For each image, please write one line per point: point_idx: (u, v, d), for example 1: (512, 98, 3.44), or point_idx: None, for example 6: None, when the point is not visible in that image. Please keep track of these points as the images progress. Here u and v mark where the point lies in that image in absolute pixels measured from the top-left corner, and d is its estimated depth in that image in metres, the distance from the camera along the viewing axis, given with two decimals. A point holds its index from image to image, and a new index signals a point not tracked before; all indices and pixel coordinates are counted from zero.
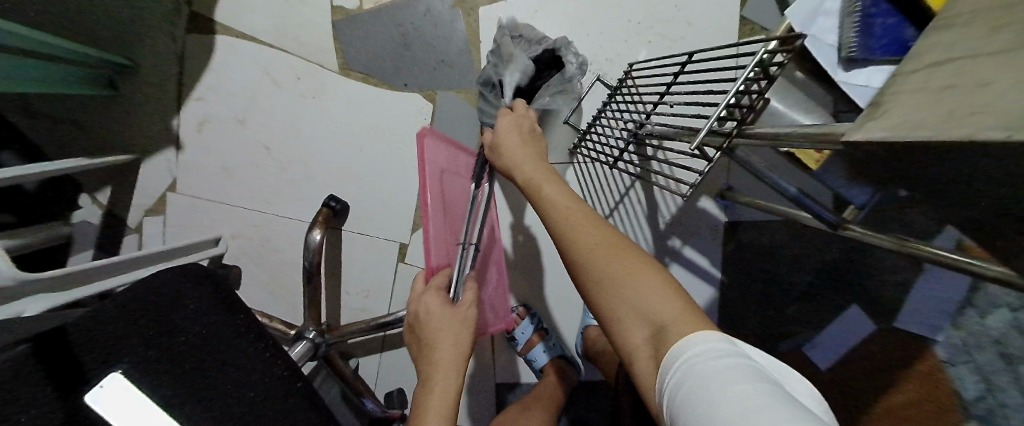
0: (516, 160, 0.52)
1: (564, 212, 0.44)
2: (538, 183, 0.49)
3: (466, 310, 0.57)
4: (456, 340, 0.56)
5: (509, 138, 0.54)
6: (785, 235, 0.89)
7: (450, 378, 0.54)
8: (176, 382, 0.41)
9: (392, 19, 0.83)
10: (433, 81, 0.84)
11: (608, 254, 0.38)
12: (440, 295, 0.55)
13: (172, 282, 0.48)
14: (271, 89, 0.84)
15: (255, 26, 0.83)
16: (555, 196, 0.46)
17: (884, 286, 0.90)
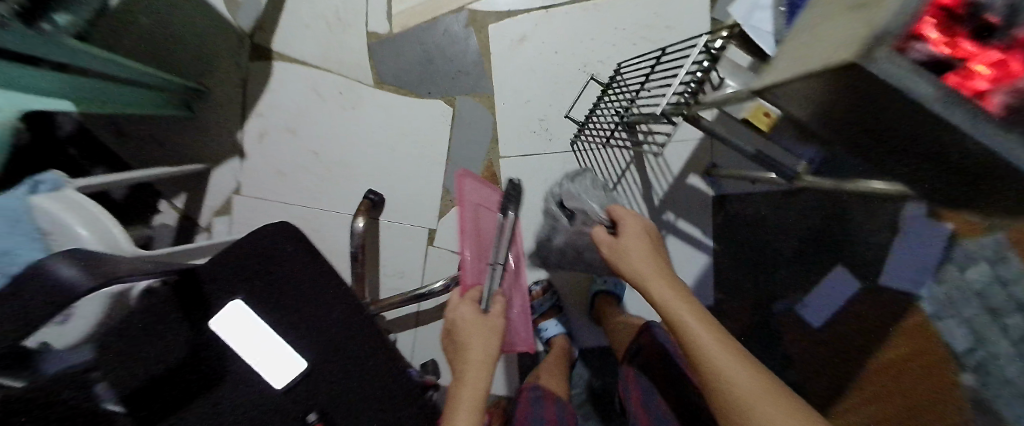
0: (649, 278, 0.64)
1: (702, 338, 0.55)
2: (671, 304, 0.60)
3: (494, 320, 0.65)
4: (483, 348, 0.64)
5: (639, 258, 0.66)
6: (771, 205, 1.00)
7: (483, 379, 0.63)
8: (280, 309, 0.58)
9: (417, 40, 0.99)
10: (452, 89, 1.00)
11: (752, 391, 0.50)
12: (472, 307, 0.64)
13: (262, 233, 0.60)
14: (319, 104, 1.00)
15: (305, 53, 1.00)
16: (693, 321, 0.57)
17: (864, 247, 1.01)
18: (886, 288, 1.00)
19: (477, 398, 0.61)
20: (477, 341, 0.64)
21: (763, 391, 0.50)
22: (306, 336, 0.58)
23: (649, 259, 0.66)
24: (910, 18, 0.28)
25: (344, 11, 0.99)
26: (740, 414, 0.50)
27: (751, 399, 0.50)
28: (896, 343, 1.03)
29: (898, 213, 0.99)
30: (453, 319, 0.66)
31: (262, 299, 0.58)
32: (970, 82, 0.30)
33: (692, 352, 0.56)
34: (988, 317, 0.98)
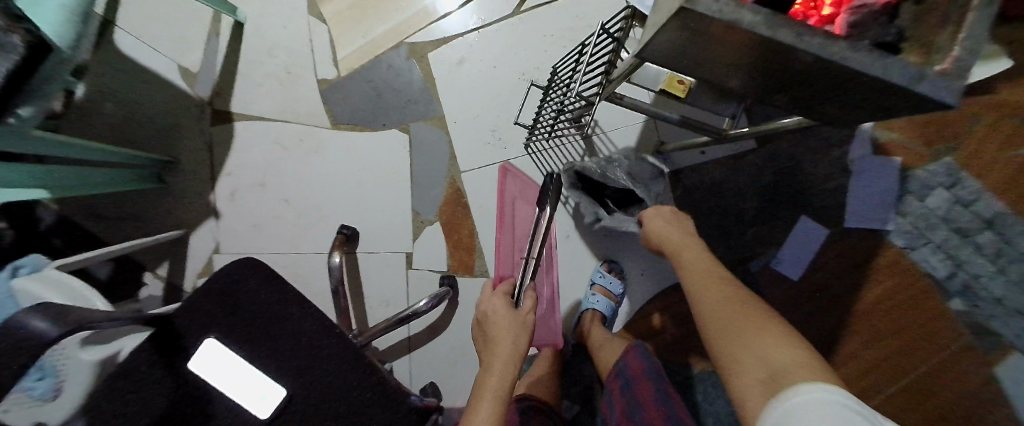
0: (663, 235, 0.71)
1: (702, 273, 0.61)
2: (679, 251, 0.67)
3: (525, 313, 0.71)
4: (512, 341, 0.67)
5: (656, 221, 0.73)
6: (725, 171, 1.03)
7: (510, 370, 0.64)
8: (258, 341, 0.60)
9: (364, 79, 1.06)
10: (405, 118, 1.05)
11: (745, 313, 0.52)
12: (504, 300, 0.73)
13: (232, 271, 0.62)
14: (283, 155, 1.06)
15: (263, 109, 1.06)
16: (694, 262, 0.63)
17: (824, 194, 1.04)
18: (852, 229, 1.04)
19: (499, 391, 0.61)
20: (505, 329, 0.68)
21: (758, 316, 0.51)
22: (289, 366, 0.60)
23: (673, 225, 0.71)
24: None
25: (293, 64, 1.06)
26: (728, 329, 0.51)
27: (737, 323, 0.51)
28: (879, 281, 1.04)
29: (846, 156, 1.03)
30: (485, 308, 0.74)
31: (237, 333, 0.60)
32: (816, 13, 0.47)
33: (690, 284, 0.61)
34: (959, 238, 1.05)
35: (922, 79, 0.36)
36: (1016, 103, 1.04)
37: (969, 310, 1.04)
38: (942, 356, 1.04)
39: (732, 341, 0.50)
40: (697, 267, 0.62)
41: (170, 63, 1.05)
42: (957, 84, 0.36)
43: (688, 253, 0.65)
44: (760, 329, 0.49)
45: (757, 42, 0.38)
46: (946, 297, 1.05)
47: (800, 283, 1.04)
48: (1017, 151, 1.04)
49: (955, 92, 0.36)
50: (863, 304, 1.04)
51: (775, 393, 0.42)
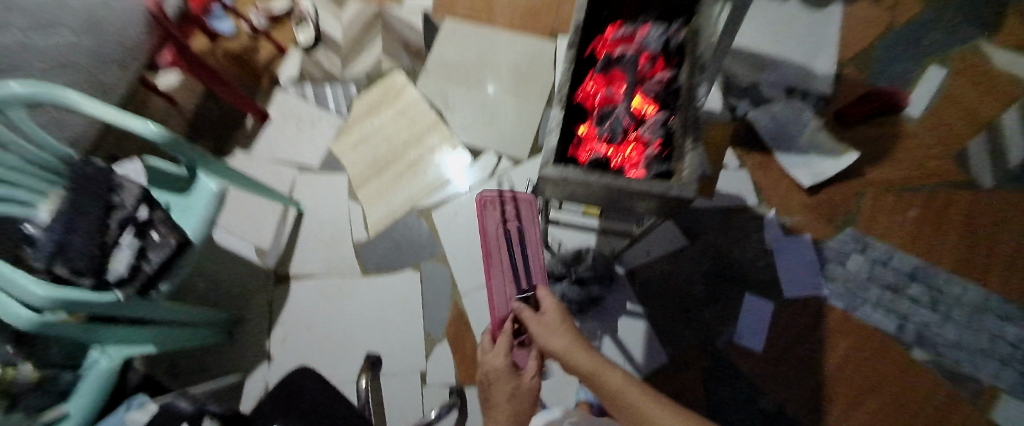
0: (552, 334, 0.81)
1: (590, 366, 0.75)
2: (569, 345, 0.79)
3: (529, 382, 0.85)
4: (520, 412, 0.81)
5: (550, 319, 0.83)
6: (670, 264, 1.28)
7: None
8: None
9: (385, 235, 1.43)
10: (416, 260, 1.38)
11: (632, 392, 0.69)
12: (509, 371, 0.85)
13: (294, 378, 0.85)
14: (325, 300, 1.36)
15: (311, 269, 1.41)
16: (581, 356, 0.76)
17: (758, 272, 1.26)
18: (793, 298, 1.22)
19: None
20: (504, 397, 0.81)
21: (643, 390, 0.69)
22: None
23: (556, 336, 0.80)
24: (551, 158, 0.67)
25: (336, 234, 1.45)
26: (629, 406, 0.68)
27: (631, 399, 0.68)
28: (837, 342, 1.17)
29: (765, 240, 1.29)
30: (490, 370, 0.86)
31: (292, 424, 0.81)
32: (627, 164, 0.73)
33: (591, 380, 0.74)
34: (894, 294, 1.20)
35: (669, 188, 0.63)
36: (886, 181, 1.31)
37: (935, 358, 1.13)
38: (930, 409, 1.09)
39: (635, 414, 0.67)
40: (587, 363, 0.75)
41: (248, 245, 1.43)
42: (689, 187, 0.63)
43: (575, 352, 0.77)
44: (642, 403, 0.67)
45: (595, 192, 0.75)
46: (908, 348, 1.15)
47: (766, 352, 1.17)
48: (902, 215, 1.28)
49: (689, 190, 0.63)
50: (830, 364, 1.15)
51: None
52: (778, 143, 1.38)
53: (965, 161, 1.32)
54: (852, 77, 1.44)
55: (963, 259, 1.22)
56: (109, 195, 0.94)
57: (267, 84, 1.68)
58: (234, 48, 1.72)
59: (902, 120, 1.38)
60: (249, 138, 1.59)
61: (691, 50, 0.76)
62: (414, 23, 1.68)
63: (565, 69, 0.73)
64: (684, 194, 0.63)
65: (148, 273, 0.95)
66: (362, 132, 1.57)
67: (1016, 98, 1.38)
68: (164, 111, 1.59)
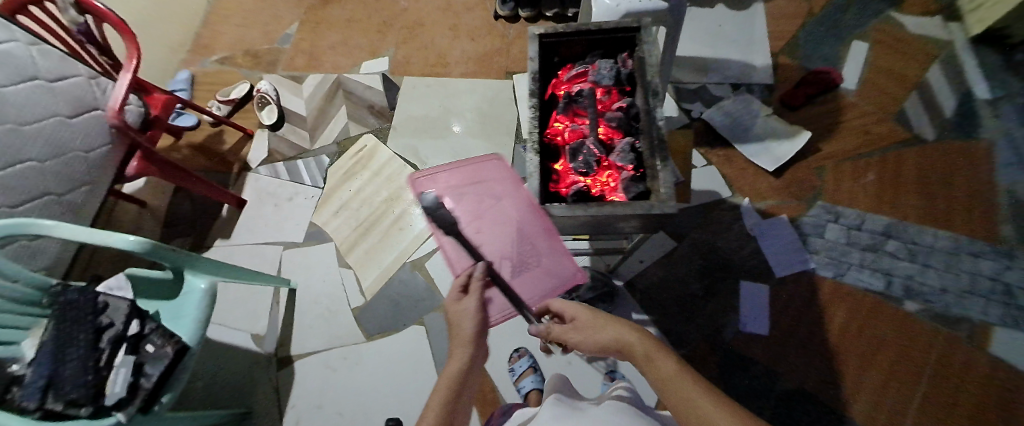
0: (585, 331, 0.67)
1: (635, 343, 0.58)
2: (600, 335, 0.64)
3: (466, 302, 0.76)
4: (461, 329, 0.72)
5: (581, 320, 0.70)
6: (664, 269, 1.32)
7: (466, 351, 0.67)
8: None
9: (384, 295, 1.42)
10: (418, 313, 1.38)
11: (675, 378, 0.50)
12: (454, 296, 0.79)
13: None
14: (332, 375, 1.33)
15: (313, 346, 1.37)
16: (620, 338, 0.61)
17: (747, 259, 1.31)
18: (784, 277, 1.27)
19: (452, 373, 0.63)
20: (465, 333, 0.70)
21: (692, 378, 0.50)
22: None
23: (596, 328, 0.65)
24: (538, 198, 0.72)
25: (333, 305, 1.43)
26: (672, 388, 0.49)
27: (685, 392, 0.48)
28: (834, 310, 1.21)
29: (746, 227, 1.35)
30: (456, 314, 0.76)
31: None
32: (607, 189, 0.78)
33: (639, 359, 0.57)
34: (874, 253, 1.27)
35: (650, 207, 0.68)
36: (841, 151, 1.40)
37: (926, 307, 1.19)
38: (937, 356, 1.13)
39: (690, 416, 0.45)
40: (635, 340, 0.59)
41: (244, 335, 1.40)
42: (668, 202, 0.68)
43: (619, 335, 0.61)
44: (705, 400, 0.45)
45: (585, 224, 0.78)
46: (900, 303, 1.20)
47: (772, 334, 1.21)
48: (862, 180, 1.36)
49: (669, 206, 0.68)
50: (833, 333, 1.19)
51: None
52: (737, 136, 1.46)
53: (905, 120, 1.42)
54: (786, 65, 1.57)
55: (927, 208, 1.30)
56: (96, 317, 0.93)
57: (238, 170, 1.68)
58: (199, 141, 1.74)
59: (841, 94, 1.49)
60: (228, 226, 1.58)
61: (640, 77, 0.82)
62: (374, 86, 1.75)
63: (531, 116, 0.79)
64: (665, 210, 0.68)
65: (147, 389, 0.89)
66: (341, 199, 1.58)
67: (934, 56, 1.51)
68: (134, 215, 1.59)
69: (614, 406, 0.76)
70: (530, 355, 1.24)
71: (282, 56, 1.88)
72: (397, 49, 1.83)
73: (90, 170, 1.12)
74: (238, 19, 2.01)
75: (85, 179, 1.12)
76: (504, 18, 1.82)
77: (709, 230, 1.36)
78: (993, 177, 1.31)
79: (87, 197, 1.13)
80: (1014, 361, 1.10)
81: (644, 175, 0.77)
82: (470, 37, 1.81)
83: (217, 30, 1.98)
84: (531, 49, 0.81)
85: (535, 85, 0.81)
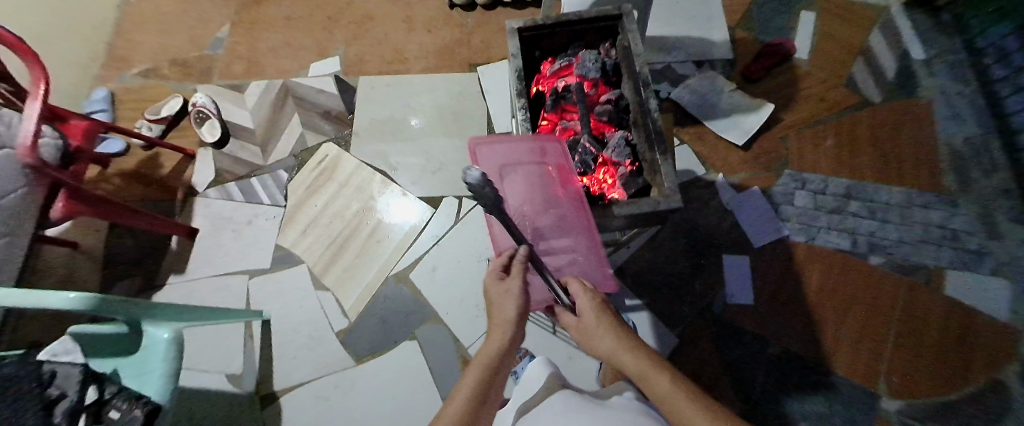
0: (586, 336, 0.64)
1: (633, 359, 0.56)
2: (599, 343, 0.61)
3: (510, 283, 0.64)
4: (501, 310, 0.62)
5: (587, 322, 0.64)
6: (650, 251, 1.34)
7: (506, 331, 0.59)
8: None
9: (370, 313, 1.34)
10: (410, 327, 1.32)
11: (676, 396, 0.49)
12: (495, 276, 0.67)
13: None
14: (325, 405, 1.25)
15: (299, 377, 1.28)
16: (618, 348, 0.58)
17: (727, 232, 1.35)
18: (763, 246, 1.33)
19: (489, 354, 0.56)
20: (500, 310, 0.62)
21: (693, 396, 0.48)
22: None
23: (598, 337, 0.61)
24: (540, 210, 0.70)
25: (315, 331, 1.33)
26: (675, 409, 0.48)
27: (681, 411, 0.47)
28: (810, 272, 1.29)
29: (723, 202, 1.39)
30: (494, 294, 0.65)
31: None
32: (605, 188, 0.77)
33: (637, 374, 0.55)
34: (839, 215, 1.35)
35: (657, 204, 0.67)
36: (801, 120, 1.47)
37: (888, 259, 1.28)
38: (901, 303, 1.23)
39: None
40: (631, 356, 0.56)
41: (220, 377, 1.28)
42: (672, 197, 0.67)
43: (618, 346, 0.59)
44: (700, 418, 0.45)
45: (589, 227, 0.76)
46: (866, 258, 1.29)
47: (757, 302, 1.26)
48: (822, 146, 1.43)
49: (673, 201, 0.67)
50: (811, 294, 1.26)
51: None
52: (706, 113, 1.49)
53: (855, 85, 1.50)
54: (743, 39, 1.60)
55: (881, 167, 1.39)
56: (44, 390, 0.80)
57: (183, 196, 1.51)
58: (131, 168, 1.54)
59: (795, 64, 1.55)
60: (182, 260, 1.42)
61: (627, 67, 0.80)
62: (327, 89, 1.61)
63: (521, 119, 0.75)
64: (669, 205, 0.67)
65: None
66: (308, 217, 1.47)
67: (874, 21, 1.60)
68: (65, 261, 1.39)
69: (626, 399, 0.73)
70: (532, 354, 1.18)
71: (216, 64, 1.69)
72: (348, 48, 1.69)
73: (7, 220, 0.94)
74: (156, 24, 1.77)
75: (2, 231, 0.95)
76: (460, 7, 1.72)
77: (689, 208, 1.39)
78: (934, 132, 1.41)
79: None
80: (963, 299, 1.22)
81: (641, 169, 0.76)
82: (426, 29, 1.71)
83: (132, 38, 1.74)
84: (512, 44, 0.77)
85: (521, 84, 0.76)
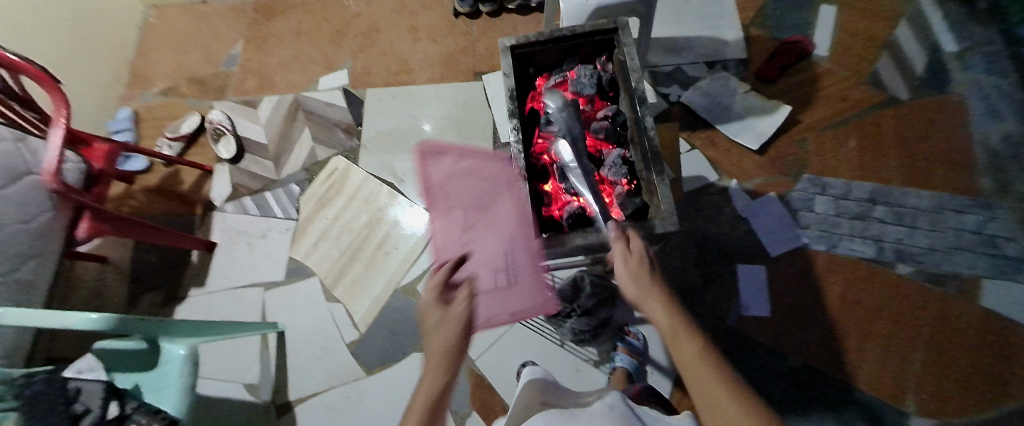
0: (623, 277, 0.58)
1: (663, 321, 0.52)
2: (635, 287, 0.56)
3: (449, 311, 0.64)
4: (440, 341, 0.62)
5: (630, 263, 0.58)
6: (660, 261, 1.31)
7: (443, 367, 0.60)
8: None
9: (379, 325, 1.36)
10: (417, 339, 1.33)
11: (708, 376, 0.45)
12: (431, 302, 0.67)
13: None
14: (337, 415, 1.27)
15: (313, 388, 1.31)
16: (652, 305, 0.54)
17: (740, 240, 1.30)
18: (779, 255, 1.27)
19: (430, 392, 0.58)
20: (436, 335, 0.62)
21: (725, 376, 0.44)
22: None
23: (636, 281, 0.56)
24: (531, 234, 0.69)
25: (326, 342, 1.36)
26: (705, 388, 0.44)
27: (706, 390, 0.44)
28: (831, 281, 1.23)
29: (737, 209, 1.34)
30: (434, 316, 0.64)
31: None
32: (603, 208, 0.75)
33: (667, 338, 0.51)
34: (863, 221, 1.28)
35: (653, 227, 0.64)
36: (821, 121, 1.40)
37: (917, 268, 1.21)
38: (932, 314, 1.16)
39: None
40: (663, 316, 0.52)
41: (237, 386, 1.32)
42: (669, 219, 0.64)
43: (651, 301, 0.54)
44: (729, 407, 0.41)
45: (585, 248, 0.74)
46: (892, 267, 1.22)
47: (773, 313, 1.22)
48: (843, 148, 1.36)
49: (670, 224, 0.64)
50: (832, 305, 1.20)
51: None
52: (718, 116, 1.44)
53: (879, 81, 1.42)
54: (758, 37, 1.54)
55: (909, 170, 1.31)
56: (70, 406, 0.83)
57: (202, 210, 1.57)
58: (154, 183, 1.61)
59: (814, 61, 1.48)
60: (201, 273, 1.48)
61: (623, 81, 0.77)
62: (336, 102, 1.64)
63: (513, 139, 0.74)
64: (666, 228, 0.65)
65: None
66: (319, 229, 1.50)
67: (900, 13, 1.50)
68: (96, 274, 1.46)
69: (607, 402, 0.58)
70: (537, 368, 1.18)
71: (230, 80, 1.74)
72: (355, 60, 1.71)
73: (35, 243, 1.00)
74: (174, 43, 1.84)
75: (32, 252, 1.00)
76: (464, 15, 1.72)
77: (701, 216, 1.34)
78: (969, 130, 1.32)
79: (36, 273, 1.02)
80: (1001, 310, 1.14)
81: (639, 187, 0.74)
82: (431, 39, 1.71)
83: (153, 58, 1.81)
84: (504, 63, 0.77)
85: (514, 104, 0.76)
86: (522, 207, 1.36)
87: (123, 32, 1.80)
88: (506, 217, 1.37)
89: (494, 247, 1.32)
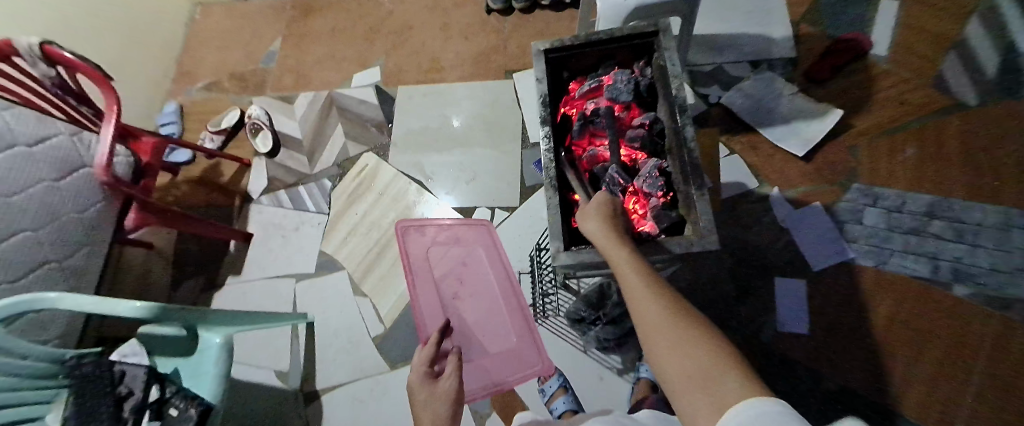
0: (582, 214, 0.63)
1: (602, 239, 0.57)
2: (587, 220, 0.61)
3: (444, 385, 0.78)
4: (432, 414, 0.72)
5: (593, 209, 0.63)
6: (692, 270, 1.25)
7: None
8: None
9: (403, 322, 1.38)
10: None
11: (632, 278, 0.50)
12: (422, 378, 0.81)
13: None
14: (361, 407, 1.31)
15: (338, 379, 1.35)
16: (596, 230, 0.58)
17: (779, 252, 1.24)
18: (822, 270, 1.20)
19: None
20: (422, 408, 0.73)
21: (644, 272, 0.50)
22: None
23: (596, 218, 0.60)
24: (558, 249, 0.67)
25: (352, 335, 1.39)
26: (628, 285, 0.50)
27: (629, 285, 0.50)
28: (879, 300, 1.15)
29: (777, 219, 1.27)
30: (425, 395, 0.77)
31: None
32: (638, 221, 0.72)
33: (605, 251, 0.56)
34: (919, 237, 1.18)
35: (689, 244, 0.61)
36: (874, 127, 1.30)
37: (978, 291, 1.11)
38: (993, 342, 1.06)
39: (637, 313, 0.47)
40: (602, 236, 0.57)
41: (268, 373, 1.38)
42: (708, 237, 0.61)
43: (594, 223, 0.60)
44: (652, 311, 0.45)
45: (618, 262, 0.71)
46: (950, 288, 1.12)
47: (812, 331, 1.15)
48: (900, 156, 1.26)
49: (709, 241, 0.61)
50: (878, 325, 1.12)
51: (663, 329, 0.42)
52: (759, 120, 1.36)
53: (944, 85, 1.30)
54: (807, 35, 1.44)
55: (975, 181, 1.19)
56: (114, 388, 0.88)
57: (240, 202, 1.63)
58: (197, 175, 1.69)
59: (870, 62, 1.37)
60: (237, 262, 1.54)
61: (662, 87, 0.74)
62: (368, 99, 1.66)
63: (545, 148, 0.73)
64: (704, 246, 0.61)
65: None
66: (348, 225, 1.53)
67: (973, 9, 1.37)
68: (142, 259, 1.55)
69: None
70: (560, 373, 1.18)
71: (268, 77, 1.80)
72: (387, 58, 1.73)
73: (86, 232, 1.06)
74: (218, 40, 1.91)
75: (84, 240, 1.07)
76: (496, 12, 1.70)
77: (737, 225, 1.28)
78: None
79: (87, 260, 1.08)
80: None
81: (674, 200, 0.71)
82: (462, 36, 1.70)
83: (199, 55, 1.90)
84: (537, 68, 0.75)
85: (546, 110, 0.74)
86: (506, 266, 1.30)
87: (173, 29, 1.89)
88: (491, 281, 1.29)
89: (482, 316, 1.25)
